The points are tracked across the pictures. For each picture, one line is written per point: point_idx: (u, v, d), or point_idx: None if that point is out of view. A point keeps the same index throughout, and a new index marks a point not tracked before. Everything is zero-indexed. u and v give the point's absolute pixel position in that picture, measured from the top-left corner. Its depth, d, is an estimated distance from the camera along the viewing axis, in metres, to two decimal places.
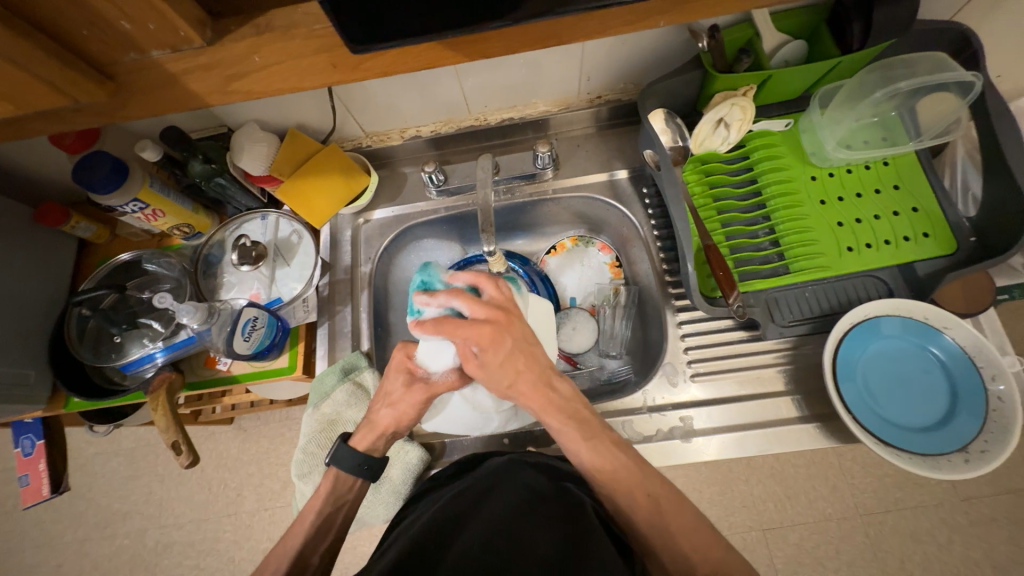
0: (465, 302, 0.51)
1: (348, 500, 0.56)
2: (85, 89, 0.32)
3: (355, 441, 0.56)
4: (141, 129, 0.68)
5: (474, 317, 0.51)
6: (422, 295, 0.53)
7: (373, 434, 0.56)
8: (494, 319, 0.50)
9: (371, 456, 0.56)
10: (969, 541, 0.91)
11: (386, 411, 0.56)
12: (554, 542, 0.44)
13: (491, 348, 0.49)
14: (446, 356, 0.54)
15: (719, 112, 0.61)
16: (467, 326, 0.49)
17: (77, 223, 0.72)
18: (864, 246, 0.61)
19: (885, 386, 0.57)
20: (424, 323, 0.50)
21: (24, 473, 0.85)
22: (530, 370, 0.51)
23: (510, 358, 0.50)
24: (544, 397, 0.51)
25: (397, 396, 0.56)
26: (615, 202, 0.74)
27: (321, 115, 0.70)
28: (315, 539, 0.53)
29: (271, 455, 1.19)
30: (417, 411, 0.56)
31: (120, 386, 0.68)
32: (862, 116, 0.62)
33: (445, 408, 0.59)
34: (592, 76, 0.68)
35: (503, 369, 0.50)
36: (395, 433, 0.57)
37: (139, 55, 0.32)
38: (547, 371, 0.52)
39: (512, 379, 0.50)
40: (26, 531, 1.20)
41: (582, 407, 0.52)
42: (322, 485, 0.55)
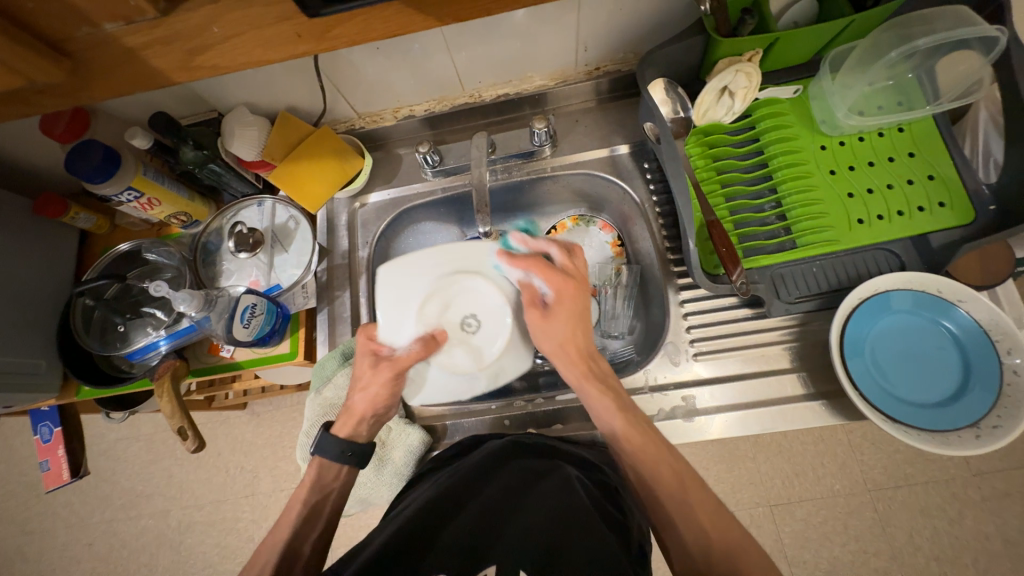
0: (559, 252, 0.58)
1: (335, 490, 0.57)
2: (39, 65, 0.30)
3: (336, 428, 0.57)
4: (131, 115, 0.67)
5: (563, 269, 0.57)
6: (520, 235, 0.59)
7: (353, 419, 0.57)
8: (575, 279, 0.56)
9: (354, 443, 0.56)
10: (982, 516, 0.90)
11: (359, 395, 0.56)
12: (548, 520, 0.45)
13: (565, 302, 0.55)
14: (406, 324, 0.56)
15: (723, 80, 0.58)
16: (556, 273, 0.56)
17: (77, 214, 0.72)
18: (875, 218, 0.59)
19: (894, 362, 0.55)
20: (515, 257, 0.56)
21: (44, 459, 0.88)
22: (581, 335, 0.55)
23: (574, 318, 0.55)
24: (586, 364, 0.55)
25: (366, 379, 0.56)
26: (616, 179, 0.72)
27: (311, 97, 0.68)
28: (304, 528, 0.54)
29: (284, 438, 1.21)
30: (387, 391, 0.56)
31: (127, 374, 0.69)
32: (877, 79, 0.59)
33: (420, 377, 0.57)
34: (589, 45, 0.66)
35: (562, 328, 0.55)
36: (375, 416, 0.58)
37: (92, 29, 0.31)
38: (591, 343, 0.56)
39: (564, 337, 0.55)
40: (56, 513, 1.26)
41: (616, 381, 0.55)
42: (308, 474, 0.56)
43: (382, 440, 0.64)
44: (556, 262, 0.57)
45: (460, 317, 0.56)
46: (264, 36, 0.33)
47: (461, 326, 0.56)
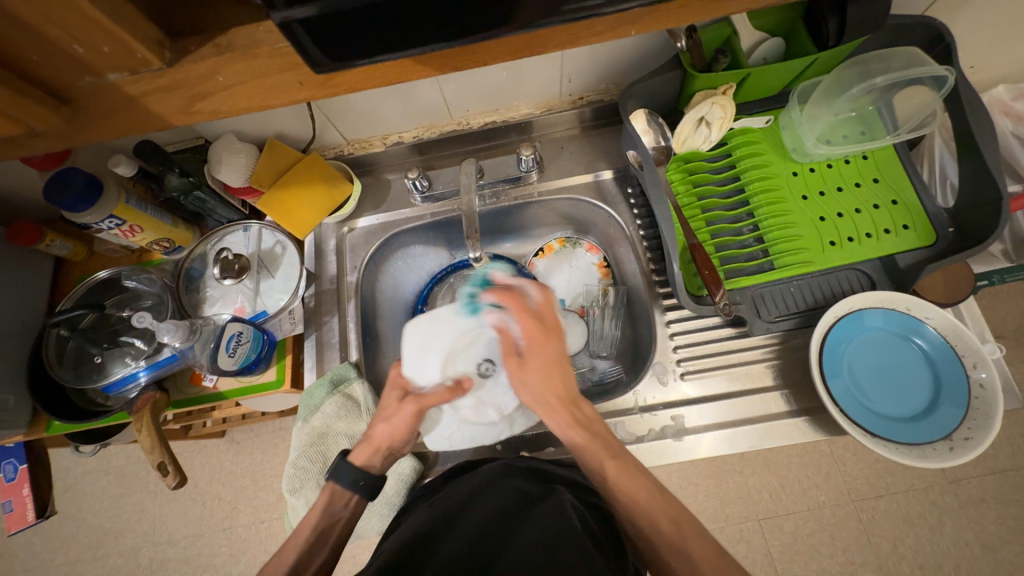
0: (514, 311, 0.57)
1: (345, 517, 0.55)
2: (38, 114, 0.31)
3: (353, 456, 0.56)
4: (115, 143, 0.66)
5: (536, 311, 0.57)
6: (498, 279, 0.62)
7: (370, 449, 0.56)
8: (547, 325, 0.56)
9: (368, 473, 0.55)
10: (961, 523, 0.93)
11: (381, 426, 0.56)
12: (545, 540, 0.45)
13: (539, 347, 0.55)
14: (452, 422, 0.58)
15: (699, 111, 0.61)
16: (526, 315, 0.56)
17: (52, 240, 0.70)
18: (846, 240, 0.62)
19: (870, 377, 0.58)
20: (422, 398, 0.55)
21: (7, 498, 0.83)
22: (563, 380, 0.55)
23: (552, 366, 0.55)
24: (569, 412, 0.53)
25: (391, 411, 0.56)
26: (600, 203, 0.74)
27: (300, 125, 0.69)
28: (310, 553, 0.52)
29: (266, 466, 1.17)
30: (408, 426, 0.56)
31: (103, 407, 0.67)
32: (840, 112, 0.63)
33: (444, 425, 0.59)
34: (572, 77, 0.68)
35: (539, 380, 0.55)
36: (391, 449, 0.57)
37: (95, 78, 0.31)
38: (575, 390, 0.55)
39: (546, 385, 0.54)
40: (15, 555, 1.18)
41: (606, 430, 0.53)
42: (319, 499, 0.55)
43: None
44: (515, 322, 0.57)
45: (474, 366, 0.58)
46: (265, 85, 0.33)
47: (478, 368, 0.58)
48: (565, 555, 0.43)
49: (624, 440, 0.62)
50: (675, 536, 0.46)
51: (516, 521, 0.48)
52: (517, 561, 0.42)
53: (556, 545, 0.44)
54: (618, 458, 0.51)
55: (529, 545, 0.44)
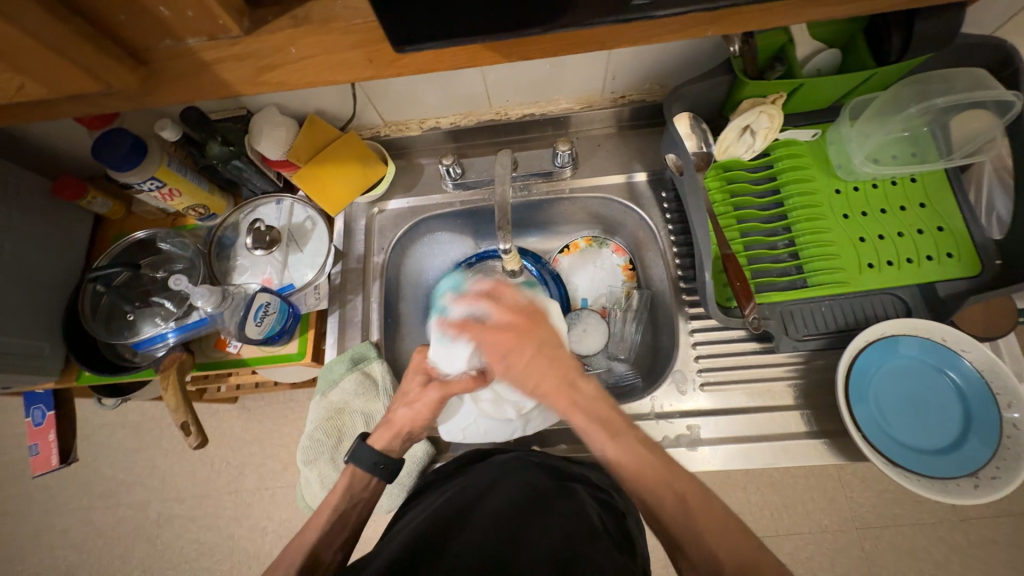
0: (491, 307, 0.56)
1: (363, 500, 0.57)
2: (116, 73, 0.31)
3: (374, 439, 0.58)
4: (162, 108, 0.68)
5: (498, 322, 0.55)
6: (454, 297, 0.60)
7: (389, 433, 0.58)
8: (517, 325, 0.54)
9: (388, 456, 0.57)
10: (968, 562, 0.91)
11: (403, 409, 0.58)
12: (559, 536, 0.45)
13: (516, 351, 0.53)
14: (469, 415, 0.60)
15: (745, 119, 0.60)
16: (490, 332, 0.54)
17: (94, 198, 0.72)
18: (885, 263, 0.60)
19: (897, 406, 0.56)
20: (448, 385, 0.57)
21: (34, 442, 0.86)
22: (552, 370, 0.52)
23: (534, 362, 0.52)
24: (567, 397, 0.51)
25: (414, 395, 0.58)
26: (632, 204, 0.73)
27: (341, 102, 0.69)
28: (330, 535, 0.53)
29: (274, 435, 1.20)
30: (432, 411, 0.57)
31: (131, 364, 0.68)
32: (893, 130, 0.61)
33: (462, 416, 0.61)
34: (617, 74, 0.67)
35: (530, 373, 0.52)
36: (410, 433, 0.59)
37: (173, 41, 0.31)
38: (572, 371, 0.52)
39: (537, 380, 0.52)
40: (33, 496, 1.23)
41: (609, 407, 0.51)
42: (340, 482, 0.56)
43: None
44: (491, 316, 0.55)
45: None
46: (333, 60, 0.33)
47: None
48: (582, 553, 0.43)
49: None
50: (679, 511, 0.44)
51: (528, 514, 0.48)
52: (533, 557, 0.43)
53: (573, 542, 0.45)
54: (619, 438, 0.49)
55: (545, 543, 0.45)
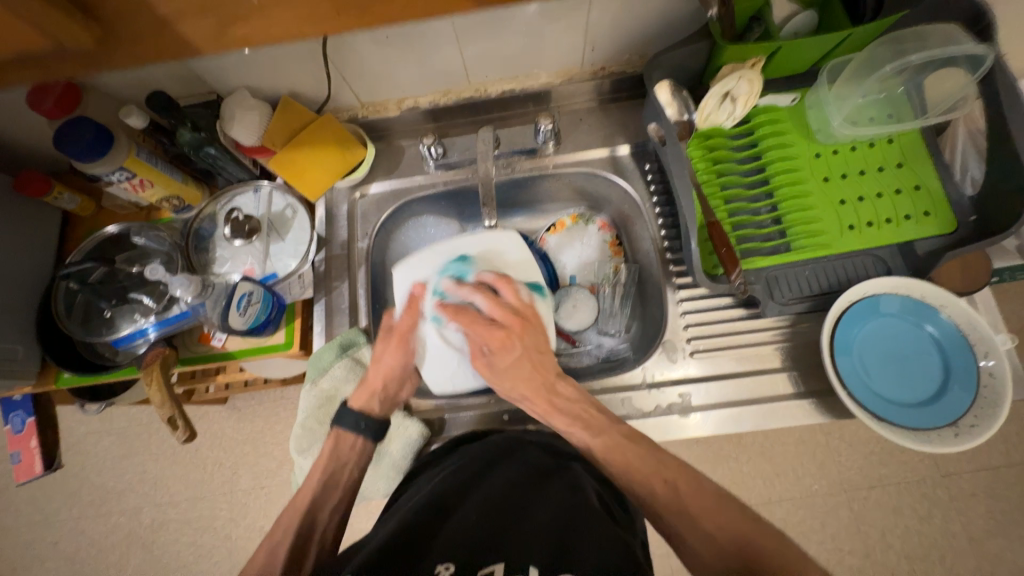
0: (486, 302, 0.61)
1: (353, 460, 0.58)
2: (69, 30, 0.30)
3: (353, 401, 0.60)
4: (126, 94, 0.65)
5: (489, 319, 0.60)
6: (451, 283, 0.65)
7: (367, 393, 0.60)
8: (507, 325, 0.59)
9: (369, 415, 0.58)
10: (949, 515, 0.95)
11: (372, 368, 0.60)
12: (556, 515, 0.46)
13: (500, 350, 0.58)
14: (450, 355, 0.63)
15: (726, 85, 0.59)
16: (482, 326, 0.60)
17: (60, 193, 0.69)
18: (865, 224, 0.61)
19: (880, 362, 0.58)
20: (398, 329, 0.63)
21: (15, 450, 0.84)
22: (533, 373, 0.56)
23: (519, 361, 0.57)
24: (547, 401, 0.54)
25: (380, 352, 0.62)
26: (617, 178, 0.73)
27: (316, 83, 0.67)
28: (322, 496, 0.55)
29: (267, 433, 1.19)
30: (398, 360, 0.61)
31: (112, 362, 0.67)
32: (870, 92, 0.62)
33: (442, 364, 0.63)
34: (596, 45, 0.67)
35: (509, 368, 0.57)
36: (387, 392, 0.61)
37: None
38: (554, 377, 0.56)
39: (516, 381, 0.56)
40: (20, 509, 1.20)
41: (588, 406, 0.54)
42: (324, 445, 0.57)
43: (381, 433, 0.63)
44: (485, 310, 0.61)
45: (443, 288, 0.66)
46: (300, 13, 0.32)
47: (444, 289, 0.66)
48: (578, 529, 0.44)
49: (631, 415, 0.62)
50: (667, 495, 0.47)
51: (525, 495, 0.49)
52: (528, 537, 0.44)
53: (568, 519, 0.45)
54: (602, 433, 0.51)
55: (539, 522, 0.45)
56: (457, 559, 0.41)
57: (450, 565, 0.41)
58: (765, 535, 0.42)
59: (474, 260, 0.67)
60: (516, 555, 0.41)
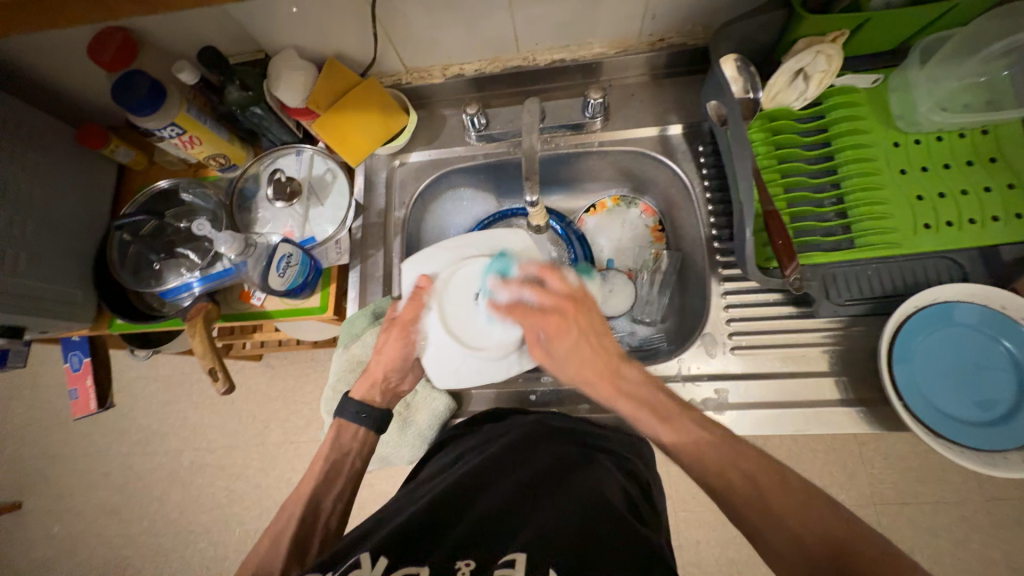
0: (536, 293, 0.58)
1: (356, 449, 0.58)
2: None
3: (355, 391, 0.59)
4: (179, 49, 0.66)
5: (542, 306, 0.57)
6: (495, 280, 0.60)
7: (368, 383, 0.59)
8: (562, 310, 0.57)
9: (370, 405, 0.58)
10: (990, 541, 0.89)
11: (375, 359, 0.59)
12: (581, 507, 0.45)
13: (558, 334, 0.56)
14: (456, 350, 0.58)
15: (800, 61, 0.54)
16: (537, 316, 0.57)
17: (117, 147, 0.71)
18: (944, 224, 0.55)
19: (946, 375, 0.53)
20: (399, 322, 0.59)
21: (73, 387, 0.90)
22: (596, 356, 0.54)
23: (579, 345, 0.55)
24: (612, 384, 0.52)
25: (382, 343, 0.59)
26: (666, 159, 0.69)
27: (362, 45, 0.66)
28: (325, 484, 0.55)
29: (297, 392, 1.24)
30: (398, 351, 0.58)
31: (159, 312, 0.70)
32: (968, 76, 0.54)
33: (445, 360, 0.58)
34: (657, 13, 0.62)
35: (570, 354, 0.55)
36: (389, 383, 0.59)
37: None
38: (616, 359, 0.54)
39: (580, 364, 0.54)
40: (76, 441, 1.30)
41: (654, 388, 0.51)
42: (327, 433, 0.58)
43: (407, 401, 0.64)
44: (534, 300, 0.58)
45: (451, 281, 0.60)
46: None
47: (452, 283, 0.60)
48: (603, 531, 0.42)
49: None
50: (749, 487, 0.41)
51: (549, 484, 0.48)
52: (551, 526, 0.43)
53: (593, 516, 0.44)
54: (671, 420, 0.48)
55: (561, 514, 0.44)
56: (478, 556, 0.41)
57: (470, 564, 0.40)
58: (854, 532, 0.36)
59: (511, 254, 0.61)
60: (538, 549, 0.40)
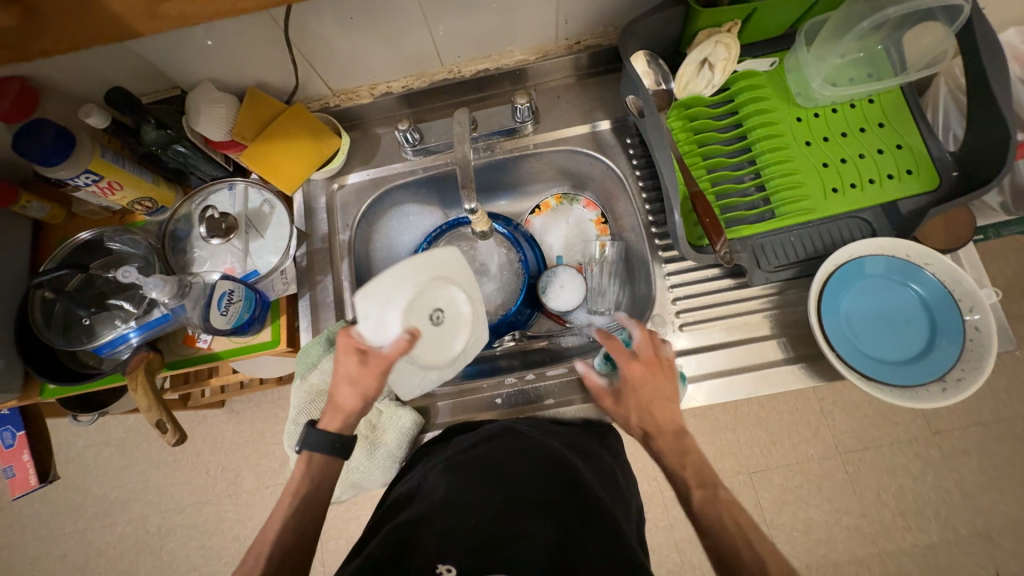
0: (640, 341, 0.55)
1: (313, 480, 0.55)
2: None
3: (324, 424, 0.55)
4: (86, 93, 0.63)
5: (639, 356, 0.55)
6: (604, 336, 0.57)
7: (341, 415, 0.54)
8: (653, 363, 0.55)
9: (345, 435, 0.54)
10: (942, 472, 0.97)
11: (345, 392, 0.53)
12: (560, 526, 0.46)
13: (641, 384, 0.54)
14: (417, 370, 0.55)
15: (703, 51, 0.59)
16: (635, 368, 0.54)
17: (28, 202, 0.67)
18: (849, 186, 0.61)
19: (870, 323, 0.58)
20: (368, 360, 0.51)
21: (8, 465, 0.83)
22: (664, 410, 0.53)
23: (655, 398, 0.53)
24: (675, 441, 0.53)
25: (353, 375, 0.52)
26: (598, 154, 0.72)
27: (282, 72, 0.65)
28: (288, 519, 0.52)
29: (267, 435, 1.18)
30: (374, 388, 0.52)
31: (96, 370, 0.66)
32: (847, 51, 0.61)
33: (408, 376, 0.56)
34: (569, 18, 0.65)
35: (645, 408, 0.54)
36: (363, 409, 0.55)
37: None
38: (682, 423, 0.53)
39: (647, 417, 0.54)
40: (24, 525, 1.19)
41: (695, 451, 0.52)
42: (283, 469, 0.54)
43: (372, 422, 0.63)
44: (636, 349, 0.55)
45: (429, 317, 0.52)
46: None
47: (428, 318, 0.52)
48: (580, 543, 0.44)
49: None
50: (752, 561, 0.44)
51: (526, 495, 0.49)
52: (531, 544, 0.44)
53: (569, 531, 0.46)
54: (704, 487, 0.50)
55: (542, 533, 0.45)
56: (458, 564, 0.42)
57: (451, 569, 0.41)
58: None
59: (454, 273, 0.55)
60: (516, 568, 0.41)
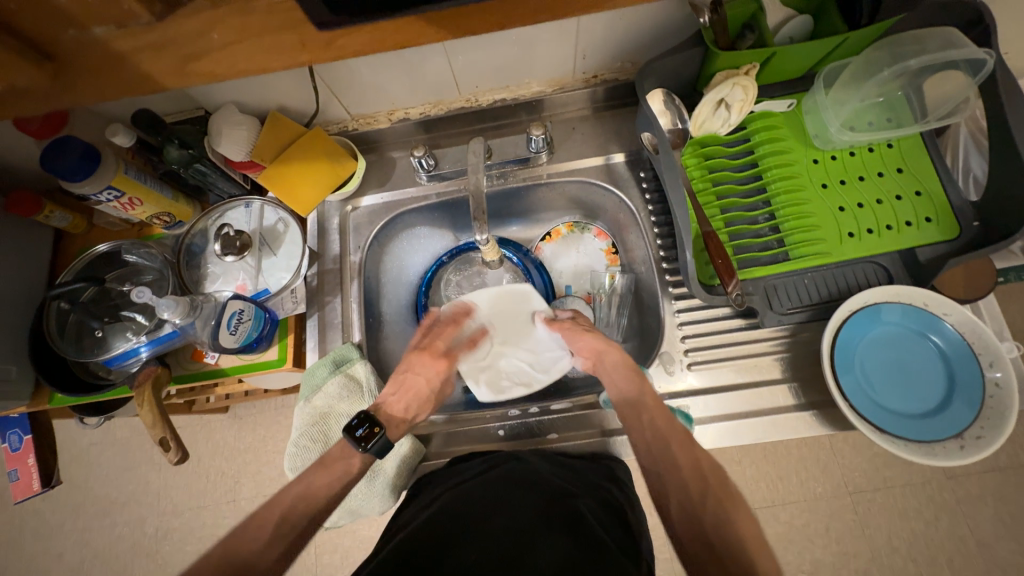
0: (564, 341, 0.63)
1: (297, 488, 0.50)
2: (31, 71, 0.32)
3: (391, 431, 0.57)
4: (114, 111, 0.64)
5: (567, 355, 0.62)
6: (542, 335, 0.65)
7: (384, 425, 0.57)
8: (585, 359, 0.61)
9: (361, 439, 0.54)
10: (956, 517, 0.93)
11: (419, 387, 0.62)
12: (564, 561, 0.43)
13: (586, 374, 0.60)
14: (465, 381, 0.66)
15: (720, 92, 0.58)
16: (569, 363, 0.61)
17: (51, 213, 0.69)
18: (866, 232, 0.60)
19: (884, 373, 0.56)
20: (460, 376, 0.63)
21: (13, 468, 0.84)
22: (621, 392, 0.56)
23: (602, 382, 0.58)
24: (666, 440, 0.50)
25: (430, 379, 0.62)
26: (611, 186, 0.72)
27: (304, 97, 0.67)
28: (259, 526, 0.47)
29: (267, 443, 1.18)
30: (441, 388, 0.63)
31: (106, 381, 0.66)
32: (867, 97, 0.60)
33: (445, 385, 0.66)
34: (588, 54, 0.66)
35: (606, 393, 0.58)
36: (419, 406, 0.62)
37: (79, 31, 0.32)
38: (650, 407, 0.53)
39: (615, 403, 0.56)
40: (25, 522, 1.20)
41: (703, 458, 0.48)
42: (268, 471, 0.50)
43: None
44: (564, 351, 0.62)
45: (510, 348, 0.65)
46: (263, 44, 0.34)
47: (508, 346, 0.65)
48: None
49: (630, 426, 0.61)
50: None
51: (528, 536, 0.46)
52: None
53: (572, 565, 0.42)
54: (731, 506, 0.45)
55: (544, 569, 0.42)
56: None
57: None
58: None
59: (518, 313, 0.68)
60: None
